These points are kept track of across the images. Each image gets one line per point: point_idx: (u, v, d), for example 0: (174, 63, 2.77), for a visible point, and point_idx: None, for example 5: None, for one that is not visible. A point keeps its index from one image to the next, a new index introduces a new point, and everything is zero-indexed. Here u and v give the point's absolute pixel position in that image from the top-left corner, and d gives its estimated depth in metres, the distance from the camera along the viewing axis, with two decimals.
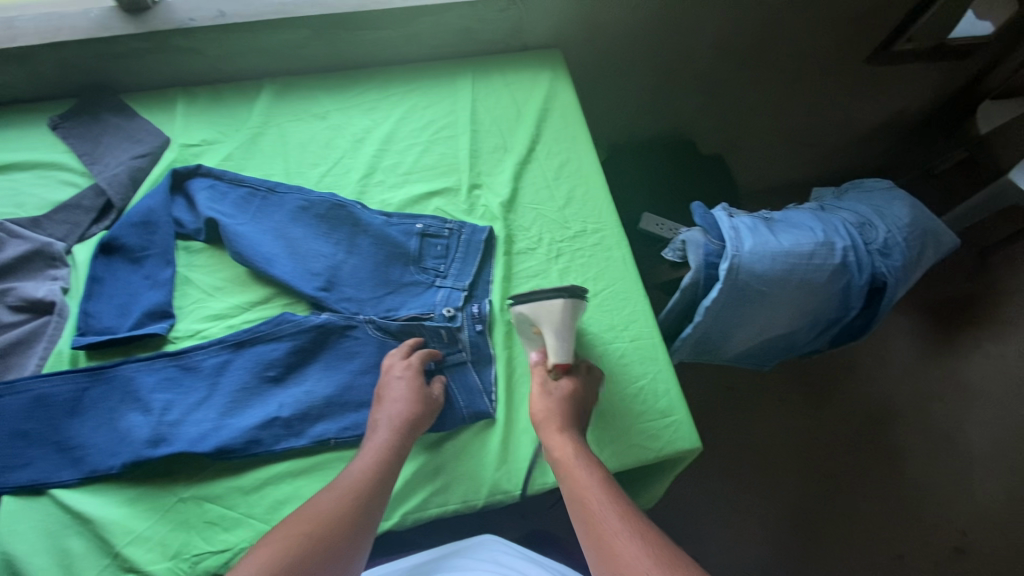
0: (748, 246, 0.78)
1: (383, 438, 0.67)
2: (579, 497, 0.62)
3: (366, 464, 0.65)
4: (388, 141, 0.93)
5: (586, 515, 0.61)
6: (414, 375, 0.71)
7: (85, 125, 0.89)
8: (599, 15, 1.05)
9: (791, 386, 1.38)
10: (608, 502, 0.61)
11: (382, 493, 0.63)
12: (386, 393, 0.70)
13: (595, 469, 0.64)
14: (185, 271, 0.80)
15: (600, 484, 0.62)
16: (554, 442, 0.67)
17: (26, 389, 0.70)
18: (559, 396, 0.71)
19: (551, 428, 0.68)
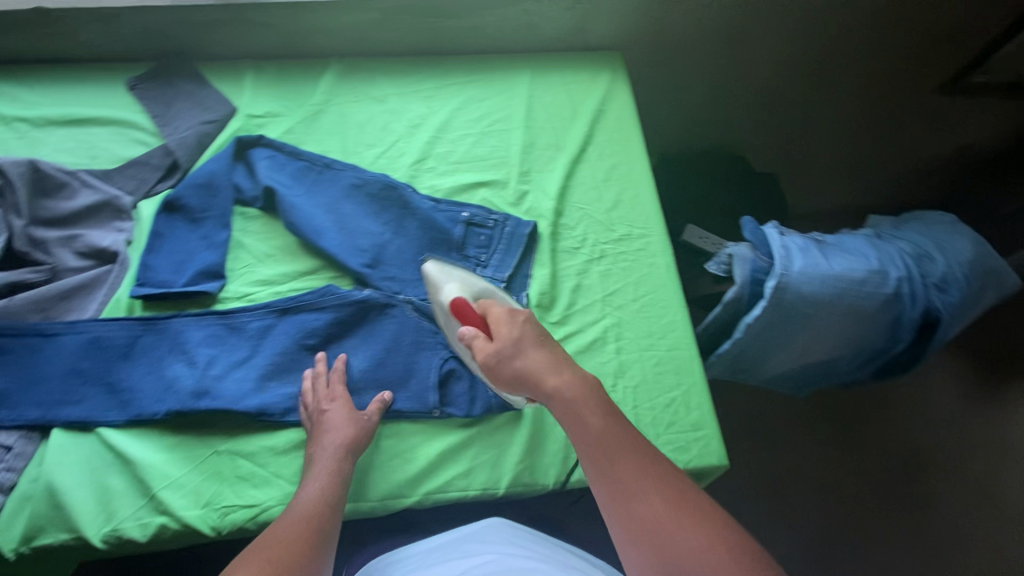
0: (797, 266, 0.77)
1: (325, 467, 0.66)
2: (589, 440, 0.58)
3: (314, 491, 0.64)
4: (444, 130, 0.94)
5: (597, 462, 0.57)
6: (342, 402, 0.71)
7: (160, 88, 0.93)
8: (663, 20, 1.04)
9: (824, 418, 1.34)
10: (623, 447, 0.57)
11: (333, 517, 0.63)
12: (321, 424, 0.70)
13: (601, 413, 0.59)
14: (240, 236, 0.83)
15: (612, 428, 0.58)
16: (554, 381, 0.61)
17: (85, 331, 0.74)
18: (513, 347, 0.63)
19: (543, 368, 0.61)
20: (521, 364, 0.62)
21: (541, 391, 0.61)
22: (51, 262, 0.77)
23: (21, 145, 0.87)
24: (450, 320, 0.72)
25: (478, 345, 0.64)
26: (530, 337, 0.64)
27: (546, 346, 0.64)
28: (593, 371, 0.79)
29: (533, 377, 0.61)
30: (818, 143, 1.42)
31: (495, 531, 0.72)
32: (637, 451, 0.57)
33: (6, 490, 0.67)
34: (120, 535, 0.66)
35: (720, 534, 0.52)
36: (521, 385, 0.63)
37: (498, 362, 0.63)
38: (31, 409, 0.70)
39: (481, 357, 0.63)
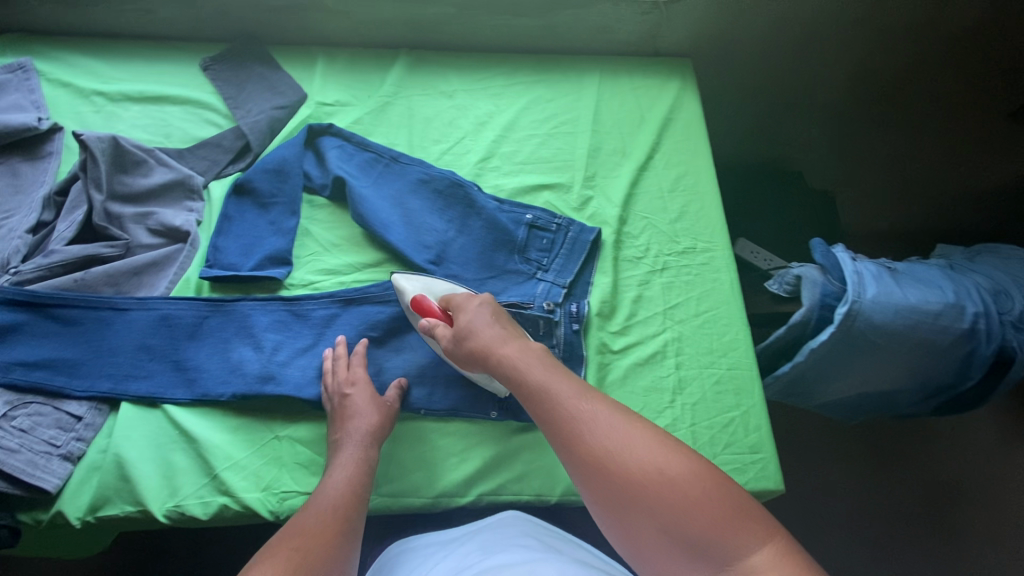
0: (872, 293, 0.75)
1: (350, 455, 0.67)
2: (533, 394, 0.61)
3: (333, 476, 0.65)
4: (509, 130, 0.92)
5: (555, 417, 0.58)
6: (363, 386, 0.71)
7: (232, 70, 0.94)
8: (737, 29, 1.02)
9: (864, 446, 1.21)
10: (580, 397, 0.59)
11: (360, 505, 0.64)
12: (345, 409, 0.70)
13: (553, 373, 0.62)
14: (306, 224, 0.83)
15: (548, 378, 0.61)
16: (511, 351, 0.65)
17: (155, 308, 0.76)
18: (467, 327, 0.68)
19: (491, 342, 0.66)
20: (481, 338, 0.66)
21: (499, 362, 0.64)
22: (125, 237, 0.78)
23: (98, 119, 0.88)
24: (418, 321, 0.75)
25: (439, 330, 0.70)
26: (488, 317, 0.68)
27: (499, 321, 0.69)
28: (651, 386, 0.79)
29: (493, 351, 0.65)
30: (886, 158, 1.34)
31: (516, 526, 0.68)
32: (592, 395, 0.60)
33: (76, 459, 0.69)
34: (182, 511, 0.68)
35: (682, 453, 0.54)
36: (480, 361, 0.66)
37: (460, 340, 0.68)
38: (102, 381, 0.72)
39: (443, 341, 0.69)
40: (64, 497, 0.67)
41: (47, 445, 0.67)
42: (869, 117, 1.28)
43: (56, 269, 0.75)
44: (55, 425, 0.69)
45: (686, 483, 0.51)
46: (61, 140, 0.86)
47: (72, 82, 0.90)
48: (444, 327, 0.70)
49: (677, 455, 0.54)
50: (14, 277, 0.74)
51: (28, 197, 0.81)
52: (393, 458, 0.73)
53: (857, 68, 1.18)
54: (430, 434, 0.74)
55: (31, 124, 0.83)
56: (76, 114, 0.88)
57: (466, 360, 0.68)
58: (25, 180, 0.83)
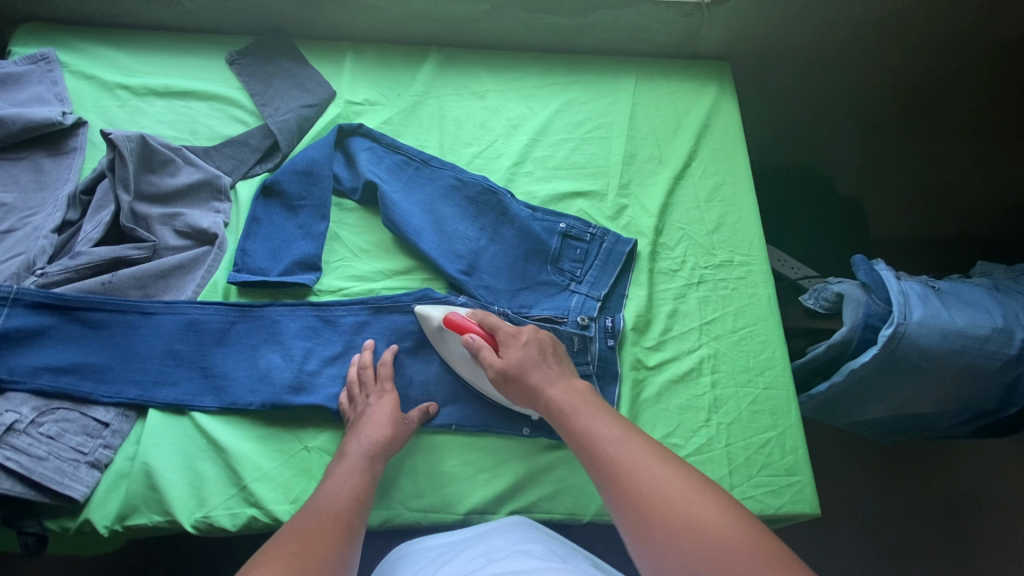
0: (918, 315, 0.73)
1: (358, 463, 0.65)
2: (578, 434, 0.61)
3: (338, 482, 0.63)
4: (543, 133, 0.90)
5: (598, 460, 0.58)
6: (386, 395, 0.70)
7: (259, 65, 0.91)
8: (779, 32, 0.98)
9: (902, 468, 1.07)
10: (623, 439, 0.59)
11: (360, 515, 0.61)
12: (363, 417, 0.68)
13: (598, 414, 0.62)
14: (336, 228, 0.81)
15: (593, 419, 0.62)
16: (556, 390, 0.65)
17: (183, 312, 0.74)
18: (516, 359, 0.67)
19: (539, 377, 0.66)
20: (529, 376, 0.66)
21: (543, 401, 0.65)
22: (152, 239, 0.76)
23: (122, 113, 0.86)
24: (447, 336, 0.73)
25: (487, 356, 0.68)
26: (537, 356, 0.67)
27: (546, 355, 0.68)
28: (686, 404, 0.77)
29: (538, 389, 0.65)
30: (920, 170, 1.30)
31: (518, 533, 0.64)
32: (635, 439, 0.59)
33: (103, 467, 0.67)
34: (211, 522, 0.67)
35: (724, 507, 0.52)
36: (529, 399, 0.66)
37: (508, 376, 0.66)
38: (129, 387, 0.70)
39: (491, 368, 0.67)
40: (92, 505, 0.66)
41: (74, 453, 0.66)
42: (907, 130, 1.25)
43: (83, 271, 0.73)
44: (82, 431, 0.68)
45: (725, 536, 0.50)
46: (85, 135, 0.84)
47: (95, 75, 0.88)
48: (490, 352, 0.68)
49: (718, 507, 0.52)
50: (41, 279, 0.72)
51: (52, 194, 0.80)
52: (423, 472, 0.71)
53: (897, 78, 1.15)
54: (461, 448, 0.73)
55: (55, 119, 0.81)
56: (99, 109, 0.86)
57: (514, 393, 0.67)
58: (49, 176, 0.81)
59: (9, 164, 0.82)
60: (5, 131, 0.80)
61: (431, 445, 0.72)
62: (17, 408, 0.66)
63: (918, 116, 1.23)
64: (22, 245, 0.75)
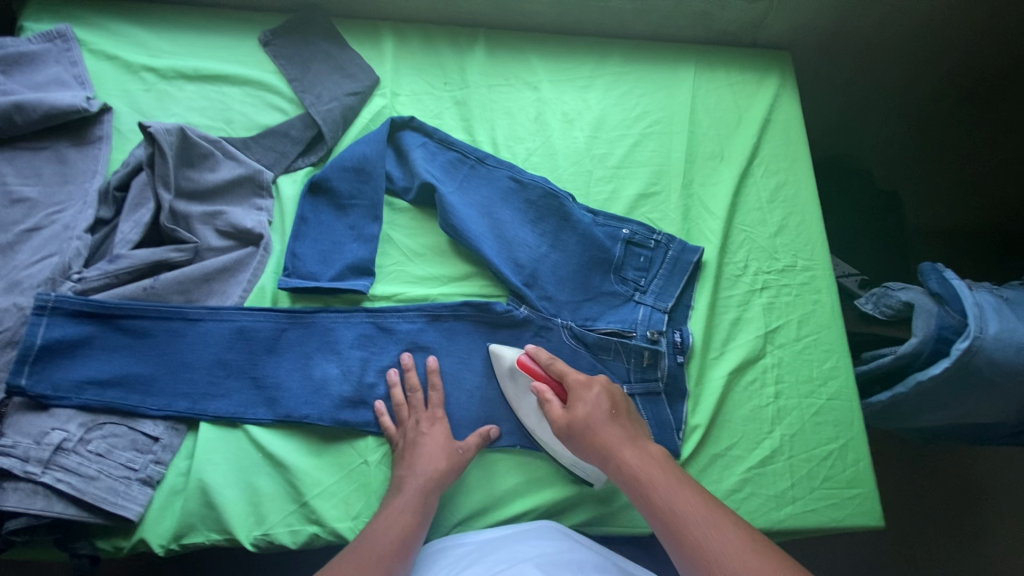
0: (995, 328, 0.71)
1: (412, 497, 0.62)
2: (655, 503, 0.58)
3: (391, 516, 0.60)
4: (600, 129, 0.86)
5: (686, 543, 0.55)
6: (440, 425, 0.68)
7: (296, 47, 0.84)
8: (849, 20, 0.93)
9: (933, 469, 1.08)
10: (712, 522, 0.56)
11: (407, 554, 0.59)
12: (417, 445, 0.65)
13: (679, 486, 0.59)
14: (388, 230, 0.78)
15: (670, 487, 0.59)
16: (627, 452, 0.62)
17: (231, 319, 0.70)
18: (590, 416, 0.64)
19: (610, 436, 0.63)
20: (599, 433, 0.63)
21: (618, 466, 0.61)
22: (194, 240, 0.72)
23: (150, 99, 0.79)
24: (519, 379, 0.71)
25: (552, 409, 0.65)
26: (607, 408, 0.64)
27: (620, 411, 0.65)
28: (751, 414, 0.75)
29: (611, 451, 0.62)
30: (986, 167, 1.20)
31: (546, 538, 0.63)
32: (721, 517, 0.56)
33: (155, 484, 0.64)
34: (272, 540, 0.64)
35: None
36: (595, 456, 0.63)
37: (575, 431, 0.64)
38: (178, 400, 0.67)
39: (557, 423, 0.65)
40: (146, 524, 0.63)
41: (125, 470, 0.63)
42: (970, 127, 1.18)
43: (123, 276, 0.69)
44: (131, 447, 0.64)
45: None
46: (110, 123, 0.77)
47: (118, 55, 0.81)
48: (558, 405, 0.65)
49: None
50: (78, 284, 0.67)
51: (79, 188, 0.74)
52: (487, 486, 0.69)
53: (957, 74, 1.10)
54: (524, 461, 0.70)
55: (80, 106, 0.74)
56: (124, 93, 0.79)
57: (578, 448, 0.64)
58: (74, 168, 0.75)
59: (28, 154, 0.75)
60: (24, 118, 0.73)
61: (499, 458, 0.70)
62: (64, 424, 0.63)
63: (984, 111, 1.15)
64: (52, 245, 0.69)
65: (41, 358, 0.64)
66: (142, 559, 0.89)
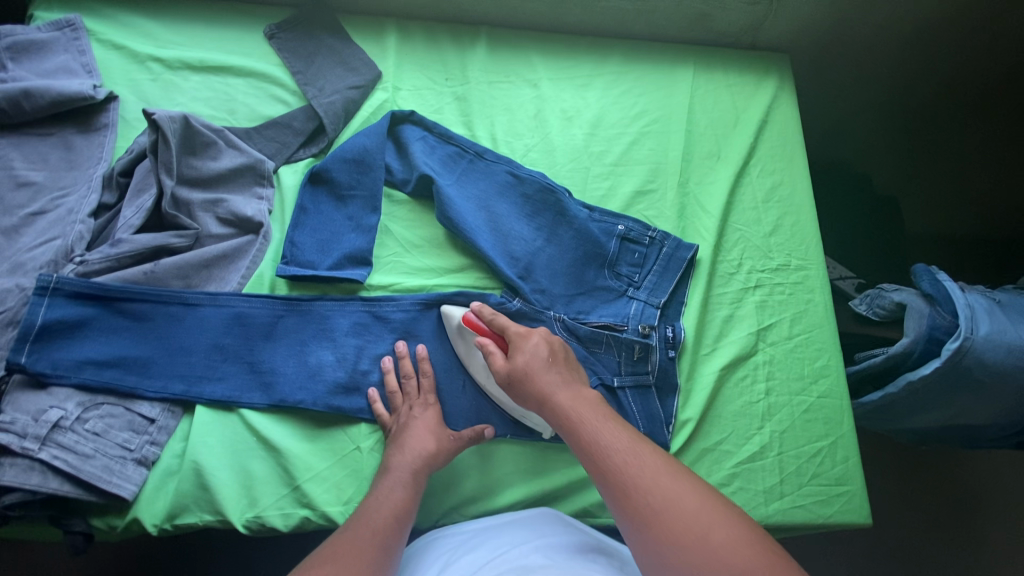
0: (985, 329, 0.71)
1: (401, 477, 0.62)
2: (582, 440, 0.59)
3: (381, 495, 0.60)
4: (598, 127, 0.87)
5: (608, 471, 0.56)
6: (431, 410, 0.68)
7: (300, 40, 0.85)
8: (848, 23, 0.94)
9: (930, 472, 1.08)
10: (633, 451, 0.57)
11: (399, 533, 0.58)
12: (407, 428, 0.66)
13: (608, 424, 0.60)
14: (387, 222, 0.79)
15: (597, 423, 0.60)
16: (561, 394, 0.62)
17: (229, 305, 0.71)
18: (528, 364, 0.64)
19: (544, 381, 0.63)
20: (535, 379, 0.63)
21: (550, 407, 0.62)
22: (195, 227, 0.73)
23: (156, 88, 0.81)
24: (467, 336, 0.72)
25: (494, 359, 0.66)
26: (545, 355, 0.65)
27: (558, 359, 0.66)
28: (741, 410, 0.76)
29: (545, 395, 0.63)
30: (984, 173, 1.21)
31: (537, 525, 0.64)
32: (643, 448, 0.57)
33: (150, 464, 0.65)
34: (263, 522, 0.65)
35: (739, 529, 0.50)
36: (532, 401, 0.64)
37: (514, 378, 0.64)
38: (175, 382, 0.68)
39: (497, 372, 0.65)
40: (140, 504, 0.64)
41: (121, 450, 0.64)
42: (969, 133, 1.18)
43: (124, 260, 0.70)
44: (128, 427, 0.65)
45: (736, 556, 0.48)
46: (116, 111, 0.79)
47: (126, 45, 0.82)
48: (499, 355, 0.66)
49: (730, 527, 0.51)
50: (80, 267, 0.69)
51: (84, 173, 0.75)
52: (477, 475, 0.70)
53: (956, 80, 1.11)
54: (515, 452, 0.71)
55: (87, 93, 0.76)
56: (131, 82, 0.81)
57: (517, 395, 0.65)
58: (79, 154, 0.76)
59: (35, 139, 0.77)
60: (32, 104, 0.75)
61: (489, 448, 0.71)
62: (62, 403, 0.64)
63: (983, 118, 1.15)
64: (56, 228, 0.71)
65: (42, 337, 0.65)
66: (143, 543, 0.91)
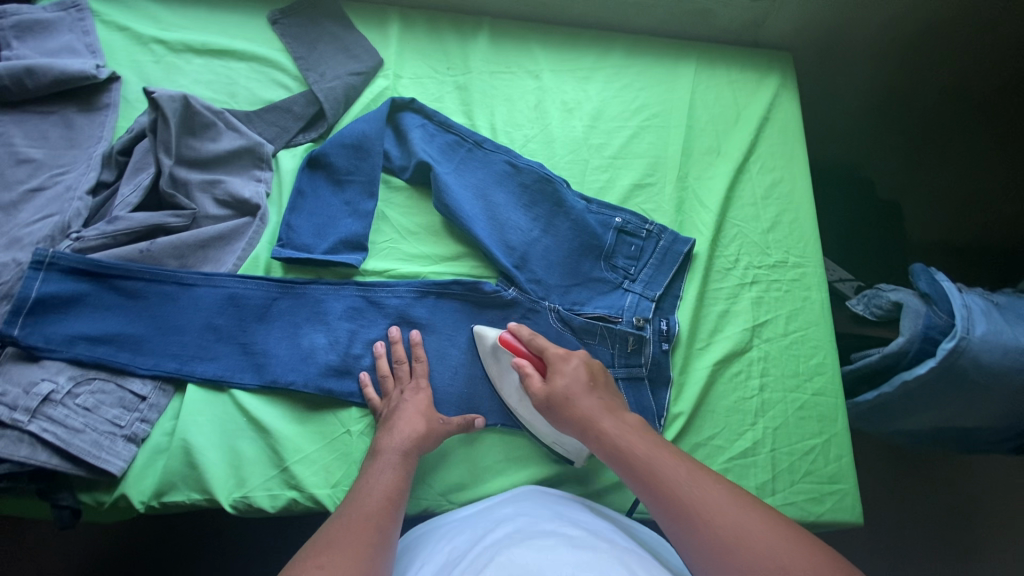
0: (982, 330, 0.71)
1: (391, 459, 0.62)
2: (635, 468, 0.59)
3: (373, 479, 0.60)
4: (598, 119, 0.87)
5: (670, 505, 0.55)
6: (420, 394, 0.68)
7: (303, 26, 0.86)
8: (851, 22, 0.93)
9: (936, 478, 1.07)
10: (693, 481, 0.56)
11: (394, 512, 0.57)
12: (396, 412, 0.66)
13: (660, 451, 0.59)
14: (383, 208, 0.79)
15: (649, 451, 0.59)
16: (607, 421, 0.62)
17: (224, 286, 0.71)
18: (571, 388, 0.64)
19: (589, 407, 0.63)
20: (578, 404, 0.63)
21: (598, 436, 0.61)
22: (192, 207, 0.73)
23: (158, 70, 0.81)
24: (501, 357, 0.71)
25: (532, 382, 0.66)
26: (586, 380, 0.65)
27: (599, 384, 0.66)
28: (734, 406, 0.75)
29: (591, 422, 0.62)
30: (991, 178, 1.19)
31: (526, 501, 0.64)
32: (702, 478, 0.57)
33: (140, 441, 0.65)
34: (250, 502, 0.65)
35: (810, 552, 0.50)
36: (574, 428, 0.63)
37: (554, 402, 0.64)
38: (168, 361, 0.68)
39: (536, 395, 0.65)
40: (128, 480, 0.64)
41: (110, 426, 0.64)
42: (973, 138, 1.18)
43: (120, 237, 0.71)
44: (118, 404, 0.65)
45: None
46: (118, 92, 0.79)
47: (130, 27, 0.83)
48: (537, 378, 0.66)
49: (807, 554, 0.50)
50: (76, 243, 0.69)
51: (84, 152, 0.75)
52: (466, 463, 0.69)
53: (961, 83, 1.11)
54: (504, 440, 0.71)
55: (89, 72, 0.76)
56: (133, 64, 0.81)
57: (558, 421, 0.65)
58: (80, 133, 0.77)
59: (36, 117, 0.77)
60: (35, 82, 0.75)
61: (480, 436, 0.71)
62: (54, 377, 0.64)
63: (986, 120, 1.16)
64: (54, 205, 0.71)
65: (36, 311, 0.65)
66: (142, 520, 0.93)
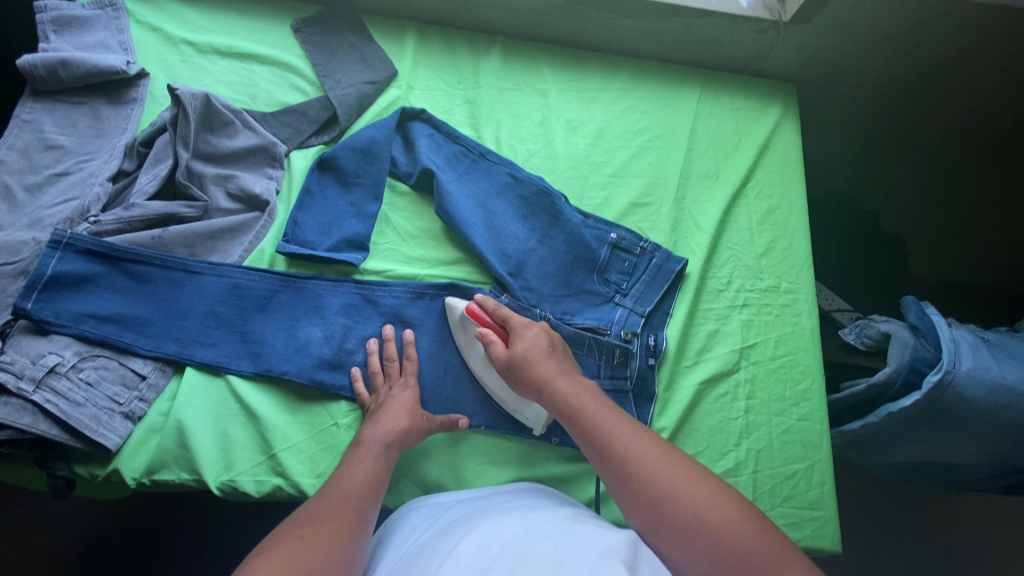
0: (968, 365, 0.71)
1: (373, 450, 0.63)
2: (586, 429, 0.61)
3: (355, 469, 0.61)
4: (601, 138, 0.89)
5: (613, 460, 0.58)
6: (410, 390, 0.70)
7: (324, 35, 0.90)
8: (855, 58, 0.95)
9: (927, 517, 1.07)
10: (640, 444, 0.59)
11: (372, 500, 0.59)
12: (382, 406, 0.68)
13: (612, 415, 0.62)
14: (387, 211, 0.82)
15: (599, 413, 0.62)
16: (562, 383, 0.65)
17: (228, 275, 0.74)
18: (529, 352, 0.67)
19: (546, 372, 0.65)
20: (534, 366, 0.66)
21: (553, 397, 0.64)
22: (205, 199, 0.77)
23: (184, 69, 0.86)
24: (468, 328, 0.74)
25: (494, 347, 0.68)
26: (545, 346, 0.68)
27: (557, 351, 0.68)
28: (718, 426, 0.76)
29: (546, 382, 0.65)
30: (994, 219, 1.20)
31: (520, 493, 0.65)
32: (645, 437, 0.60)
33: (136, 419, 0.68)
34: (236, 486, 0.67)
35: (746, 512, 0.53)
36: (532, 389, 0.66)
37: (514, 364, 0.67)
38: (169, 343, 0.71)
39: (497, 359, 0.68)
40: (122, 456, 0.66)
41: (110, 402, 0.66)
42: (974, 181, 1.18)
43: (135, 223, 0.74)
44: (119, 381, 0.68)
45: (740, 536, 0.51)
46: (145, 87, 0.84)
47: (161, 28, 0.88)
48: (500, 343, 0.69)
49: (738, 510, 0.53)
50: (93, 226, 0.73)
51: (109, 141, 0.80)
52: (448, 464, 0.71)
53: (958, 128, 1.11)
54: (486, 444, 0.72)
55: (119, 67, 0.81)
56: (162, 62, 0.86)
57: (517, 382, 0.67)
58: (107, 123, 0.81)
59: (68, 106, 0.82)
60: (68, 73, 0.80)
61: (464, 437, 0.72)
62: (60, 351, 0.67)
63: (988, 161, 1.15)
64: (77, 190, 0.75)
65: (50, 288, 0.69)
66: (139, 501, 0.95)
